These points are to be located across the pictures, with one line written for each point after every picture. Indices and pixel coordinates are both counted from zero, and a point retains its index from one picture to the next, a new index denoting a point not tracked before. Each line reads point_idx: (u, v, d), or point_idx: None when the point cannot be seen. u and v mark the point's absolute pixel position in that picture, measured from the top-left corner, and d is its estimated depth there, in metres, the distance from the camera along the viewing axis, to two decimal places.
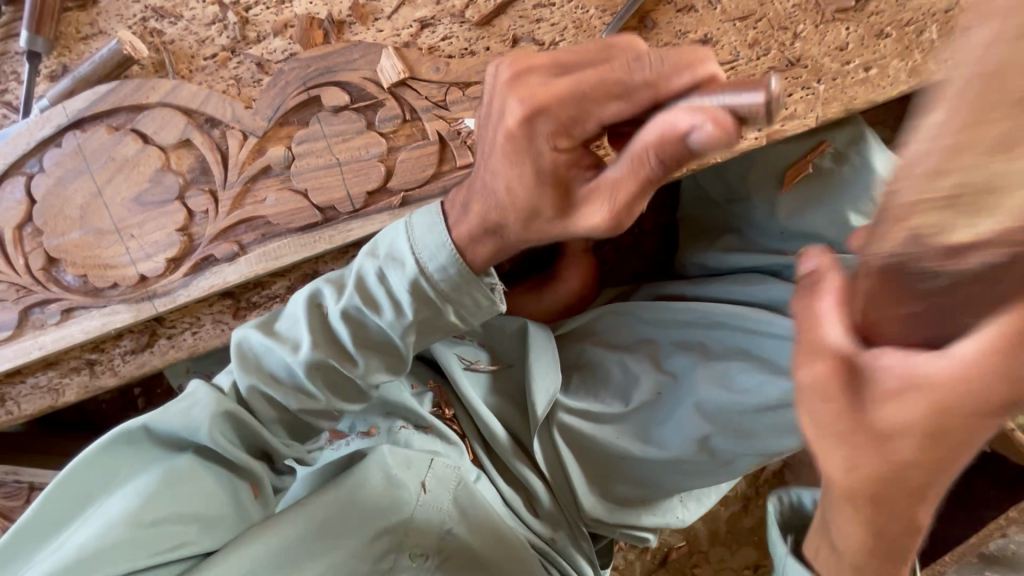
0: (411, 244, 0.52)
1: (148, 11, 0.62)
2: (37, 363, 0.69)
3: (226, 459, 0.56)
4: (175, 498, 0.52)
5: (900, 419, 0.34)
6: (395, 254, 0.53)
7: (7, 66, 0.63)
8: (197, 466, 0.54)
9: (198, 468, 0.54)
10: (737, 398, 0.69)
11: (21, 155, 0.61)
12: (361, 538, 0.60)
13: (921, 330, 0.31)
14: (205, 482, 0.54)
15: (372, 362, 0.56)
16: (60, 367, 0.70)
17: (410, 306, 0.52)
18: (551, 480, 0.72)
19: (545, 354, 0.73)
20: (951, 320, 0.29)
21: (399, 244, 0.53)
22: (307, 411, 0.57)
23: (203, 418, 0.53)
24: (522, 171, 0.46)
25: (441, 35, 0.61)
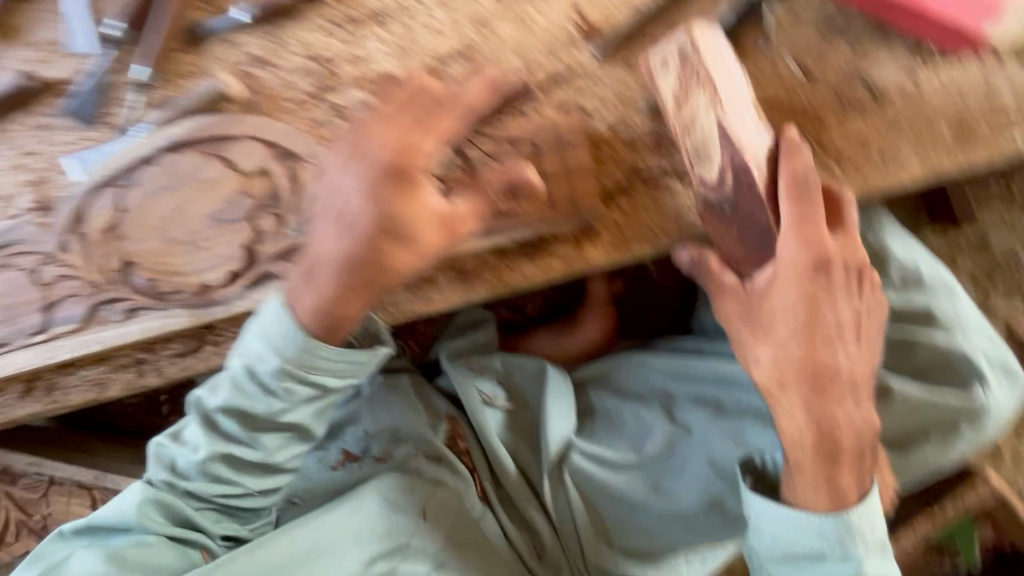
0: (267, 333, 0.61)
1: (245, 58, 0.70)
2: (90, 357, 0.74)
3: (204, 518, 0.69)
4: (159, 548, 0.66)
5: (767, 312, 0.61)
6: (256, 348, 0.62)
7: (114, 93, 0.70)
8: (170, 522, 0.67)
9: (174, 522, 0.67)
10: (750, 458, 0.68)
11: (117, 168, 0.69)
12: (362, 558, 0.69)
13: (748, 250, 0.62)
14: (173, 538, 0.67)
15: (269, 440, 0.65)
16: (111, 363, 0.74)
17: (293, 393, 0.63)
18: (557, 522, 0.76)
19: (561, 398, 0.80)
20: (759, 240, 0.60)
21: (262, 335, 0.62)
22: (254, 473, 0.67)
23: (143, 499, 0.65)
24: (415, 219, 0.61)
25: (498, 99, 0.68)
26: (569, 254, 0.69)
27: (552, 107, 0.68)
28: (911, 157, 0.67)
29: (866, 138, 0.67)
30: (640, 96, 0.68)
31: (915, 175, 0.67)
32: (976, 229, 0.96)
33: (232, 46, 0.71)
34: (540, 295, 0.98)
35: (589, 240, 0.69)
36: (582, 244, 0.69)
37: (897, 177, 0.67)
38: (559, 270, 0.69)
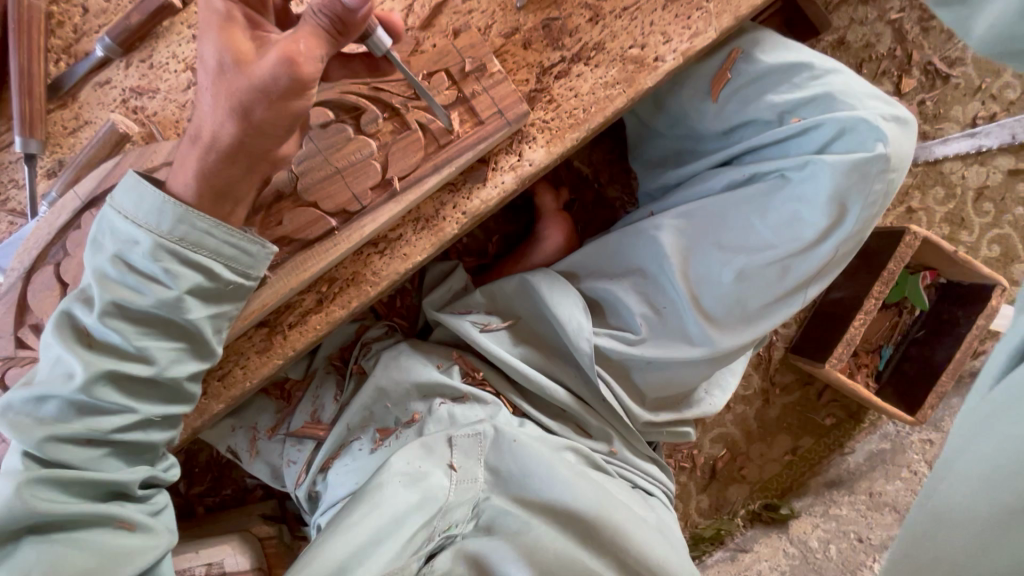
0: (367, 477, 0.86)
1: (127, 93, 0.70)
2: None
3: (190, 396, 0.63)
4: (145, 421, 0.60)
5: None
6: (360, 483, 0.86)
7: (5, 175, 0.70)
8: (159, 404, 0.60)
9: (163, 402, 0.61)
10: (712, 287, 0.85)
11: (45, 245, 0.65)
12: (424, 364, 0.93)
13: None
14: (166, 408, 0.61)
15: (441, 387, 0.91)
16: None
17: (425, 373, 0.91)
18: (541, 351, 0.95)
19: (549, 289, 0.93)
20: None
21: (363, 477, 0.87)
22: (423, 387, 0.91)
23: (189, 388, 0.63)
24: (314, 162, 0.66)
25: None
26: (513, 163, 0.73)
27: (444, 35, 0.71)
28: None
29: None
30: None
31: None
32: (832, 35, 1.15)
33: (106, 84, 0.70)
34: (497, 235, 1.13)
35: (525, 143, 0.73)
36: (520, 149, 0.73)
37: None
38: (510, 178, 0.73)
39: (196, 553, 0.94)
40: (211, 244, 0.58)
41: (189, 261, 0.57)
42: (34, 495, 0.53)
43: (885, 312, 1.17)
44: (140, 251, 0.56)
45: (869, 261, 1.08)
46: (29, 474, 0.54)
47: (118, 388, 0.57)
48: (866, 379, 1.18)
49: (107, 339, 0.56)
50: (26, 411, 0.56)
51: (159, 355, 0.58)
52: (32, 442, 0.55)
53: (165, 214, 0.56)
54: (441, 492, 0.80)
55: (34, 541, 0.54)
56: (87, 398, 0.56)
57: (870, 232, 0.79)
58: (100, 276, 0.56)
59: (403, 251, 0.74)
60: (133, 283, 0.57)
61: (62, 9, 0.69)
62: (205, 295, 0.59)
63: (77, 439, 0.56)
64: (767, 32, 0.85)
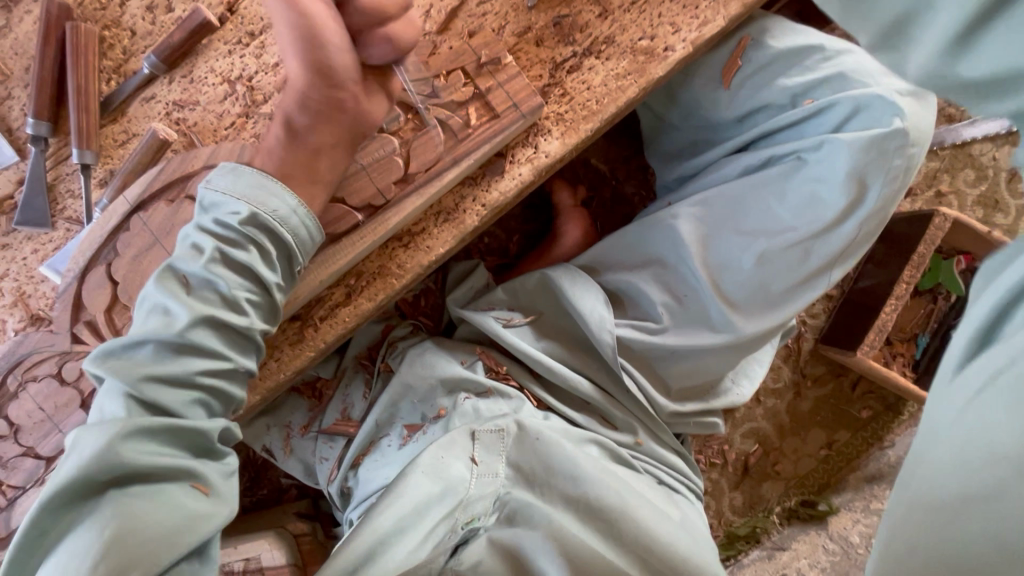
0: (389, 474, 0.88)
1: (170, 106, 0.76)
2: None
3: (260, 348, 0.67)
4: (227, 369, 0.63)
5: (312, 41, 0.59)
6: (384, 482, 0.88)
7: (63, 187, 0.76)
8: (239, 352, 0.64)
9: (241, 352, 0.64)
10: (732, 273, 0.85)
11: (98, 247, 0.71)
12: (448, 360, 0.95)
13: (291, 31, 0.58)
14: (243, 357, 0.65)
15: (465, 381, 0.93)
16: None
17: (450, 368, 0.94)
18: (564, 344, 0.96)
19: (568, 282, 0.94)
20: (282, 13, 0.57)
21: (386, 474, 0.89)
22: (448, 381, 0.93)
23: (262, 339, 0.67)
24: (344, 162, 0.70)
25: None
26: (530, 155, 0.76)
27: (460, 37, 0.74)
28: None
29: None
30: None
31: None
32: None
33: (151, 100, 0.76)
34: (517, 234, 1.15)
35: (541, 135, 0.76)
36: (536, 141, 0.76)
37: None
38: (527, 170, 0.76)
39: (235, 549, 0.97)
40: (293, 215, 0.64)
41: (271, 222, 0.63)
42: (128, 432, 0.56)
43: (919, 299, 1.14)
44: (233, 216, 0.62)
45: (898, 246, 1.06)
46: (123, 422, 0.56)
47: (214, 334, 0.62)
48: (902, 368, 1.14)
49: (201, 288, 0.61)
50: (121, 355, 0.60)
51: (249, 309, 0.63)
52: (134, 379, 0.58)
53: (254, 183, 0.64)
54: (461, 484, 0.81)
55: (124, 482, 0.56)
56: (184, 340, 0.59)
57: (893, 210, 0.78)
58: (200, 234, 0.63)
59: (426, 243, 0.77)
60: (227, 241, 0.62)
61: (113, 33, 0.75)
62: (282, 260, 0.65)
63: (173, 381, 0.59)
64: (776, 19, 0.85)
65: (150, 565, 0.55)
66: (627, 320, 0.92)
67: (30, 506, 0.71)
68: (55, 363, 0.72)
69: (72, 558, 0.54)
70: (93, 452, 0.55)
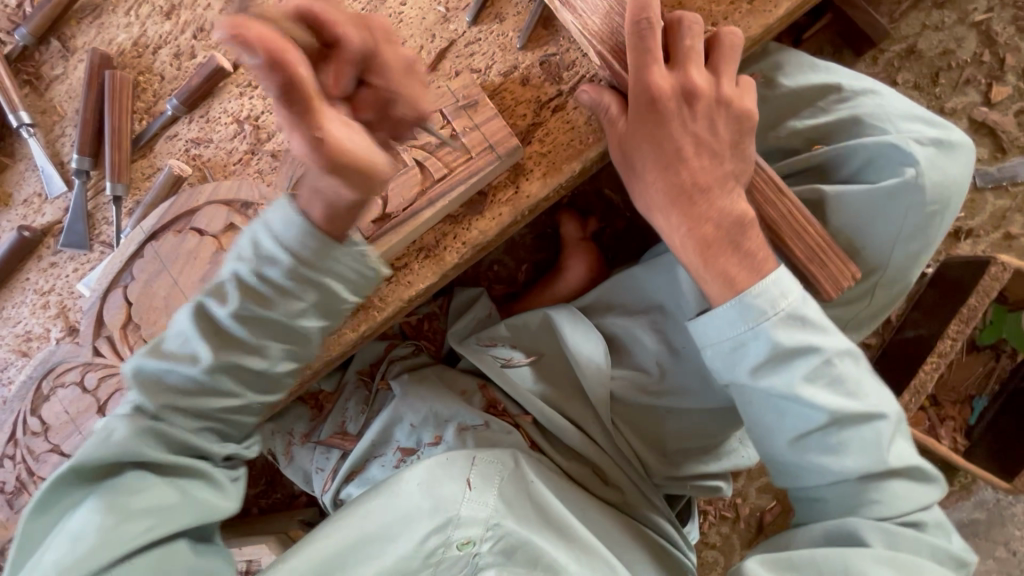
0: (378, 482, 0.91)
1: (189, 143, 0.83)
2: None
3: (274, 386, 0.67)
4: (238, 395, 0.65)
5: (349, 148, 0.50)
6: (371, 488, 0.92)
7: (99, 215, 0.85)
8: (252, 387, 0.66)
9: (257, 386, 0.66)
10: None
11: (118, 271, 0.79)
12: (448, 390, 0.97)
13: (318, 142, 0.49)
14: (254, 393, 0.66)
15: (459, 412, 0.93)
16: None
17: (446, 400, 0.95)
18: (559, 388, 0.94)
19: (571, 326, 0.93)
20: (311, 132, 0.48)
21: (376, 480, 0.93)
22: (441, 411, 0.94)
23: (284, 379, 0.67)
24: None
25: None
26: (512, 195, 0.75)
27: (448, 77, 0.76)
28: None
29: None
30: (513, 35, 0.76)
31: (786, 2, 0.72)
32: (900, 44, 1.04)
33: (174, 137, 0.84)
34: (526, 263, 1.14)
35: (523, 177, 0.75)
36: (519, 182, 0.75)
37: (771, 11, 0.72)
38: (509, 211, 0.76)
39: (240, 549, 1.05)
40: (317, 251, 0.60)
41: (312, 281, 0.62)
42: (136, 444, 0.62)
43: (977, 355, 1.01)
44: (277, 268, 0.61)
45: (948, 295, 0.94)
46: (138, 424, 0.62)
47: (233, 377, 0.64)
48: (952, 434, 1.02)
49: (229, 334, 0.63)
50: (154, 374, 0.63)
51: (275, 352, 0.65)
52: (157, 400, 0.63)
53: (308, 236, 0.60)
54: (453, 503, 0.78)
55: (137, 475, 0.62)
56: (207, 380, 0.63)
57: (912, 273, 0.74)
58: (238, 281, 0.62)
59: (408, 279, 0.78)
60: (268, 294, 0.62)
61: (146, 78, 0.84)
62: (322, 310, 0.64)
63: (188, 408, 0.63)
64: (783, 56, 0.79)
65: (127, 539, 0.59)
66: (626, 372, 0.90)
67: None
68: (79, 372, 0.81)
69: (78, 534, 0.59)
70: (113, 442, 0.62)
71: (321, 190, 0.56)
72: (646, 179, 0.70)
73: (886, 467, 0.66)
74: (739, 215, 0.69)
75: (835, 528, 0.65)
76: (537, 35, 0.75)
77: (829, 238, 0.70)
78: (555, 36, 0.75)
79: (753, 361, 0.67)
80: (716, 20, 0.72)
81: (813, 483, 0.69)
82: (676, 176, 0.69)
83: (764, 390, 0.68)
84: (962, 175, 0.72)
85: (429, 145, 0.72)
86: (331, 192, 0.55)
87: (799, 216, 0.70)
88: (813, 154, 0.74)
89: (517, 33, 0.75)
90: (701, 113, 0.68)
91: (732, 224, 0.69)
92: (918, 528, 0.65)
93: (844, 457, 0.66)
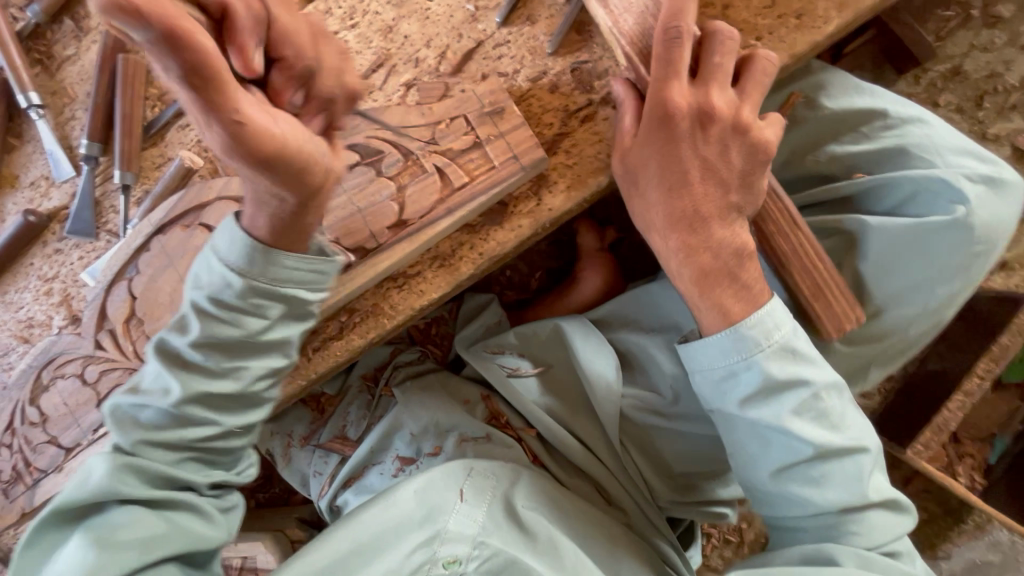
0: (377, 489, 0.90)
1: (201, 134, 0.80)
2: None
3: (251, 405, 0.66)
4: (213, 424, 0.64)
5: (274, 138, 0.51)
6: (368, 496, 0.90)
7: (106, 203, 0.83)
8: (228, 415, 0.65)
9: (234, 413, 0.65)
10: None
11: (122, 263, 0.77)
12: (451, 398, 0.95)
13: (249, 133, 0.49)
14: (232, 417, 0.65)
15: (461, 422, 0.91)
16: None
17: (450, 409, 0.93)
18: (566, 402, 0.91)
19: (582, 340, 0.90)
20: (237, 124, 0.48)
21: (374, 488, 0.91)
22: (444, 420, 0.92)
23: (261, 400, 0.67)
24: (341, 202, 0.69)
25: (410, 81, 0.73)
26: (532, 208, 0.72)
27: (473, 80, 0.72)
28: (828, 4, 0.68)
29: (773, 4, 0.68)
30: (544, 40, 0.72)
31: (836, 19, 0.67)
32: (945, 64, 0.99)
33: (186, 127, 0.81)
34: (540, 270, 1.11)
35: (546, 188, 0.72)
36: (540, 193, 0.72)
37: (819, 28, 0.68)
38: (528, 223, 0.72)
39: (235, 546, 1.05)
40: (266, 265, 0.60)
41: (282, 296, 0.62)
42: (117, 479, 0.59)
43: (1003, 394, 0.98)
44: (230, 291, 0.61)
45: (978, 331, 0.91)
46: (114, 463, 0.60)
47: (204, 403, 0.63)
48: (971, 472, 0.98)
49: (197, 361, 0.62)
50: (129, 413, 0.63)
51: (248, 372, 0.64)
52: (131, 441, 0.62)
53: (252, 252, 0.60)
54: (442, 516, 0.76)
55: (121, 509, 0.59)
56: (180, 411, 0.62)
57: (948, 311, 0.71)
58: (196, 308, 0.62)
59: (420, 287, 0.75)
60: (229, 318, 0.61)
61: None
62: (292, 315, 0.64)
63: (164, 443, 0.62)
64: (829, 77, 0.76)
65: (120, 564, 0.57)
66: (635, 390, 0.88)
67: (48, 489, 0.78)
68: (79, 364, 0.79)
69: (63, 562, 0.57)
70: (94, 482, 0.59)
71: (264, 202, 0.58)
72: (648, 200, 0.67)
73: (866, 499, 0.65)
74: (739, 247, 0.67)
75: (811, 552, 0.64)
76: (572, 41, 0.72)
77: (838, 277, 0.69)
78: (589, 43, 0.71)
79: (744, 394, 0.66)
80: (759, 34, 0.68)
81: (797, 515, 0.68)
82: (680, 202, 0.66)
83: (756, 421, 0.66)
84: (1012, 214, 0.68)
85: (450, 151, 0.69)
86: (272, 201, 0.57)
87: (809, 250, 0.68)
88: (856, 183, 0.71)
89: (550, 36, 0.72)
90: (717, 137, 0.65)
91: (739, 261, 0.67)
92: (893, 559, 0.64)
93: (825, 491, 0.65)
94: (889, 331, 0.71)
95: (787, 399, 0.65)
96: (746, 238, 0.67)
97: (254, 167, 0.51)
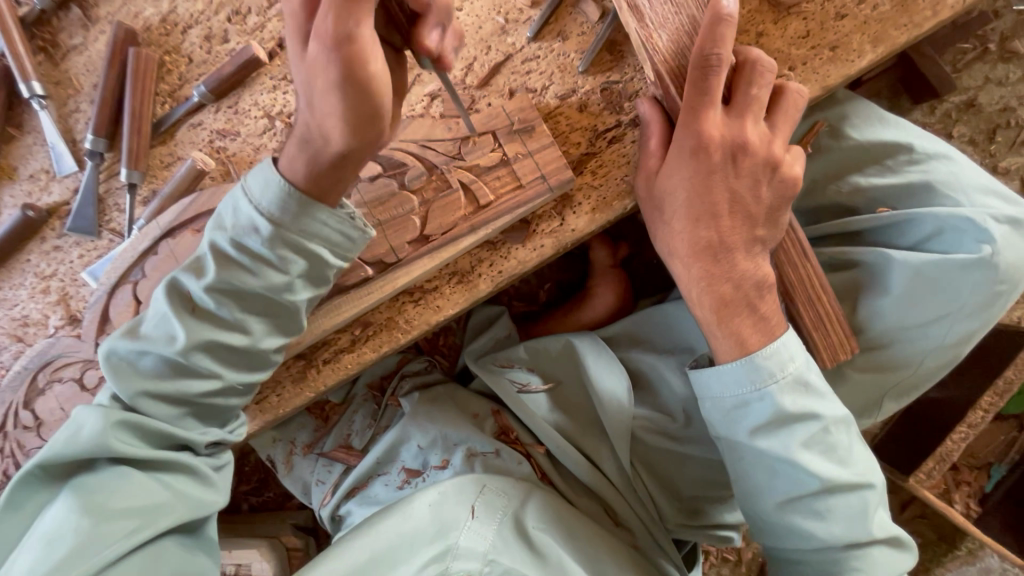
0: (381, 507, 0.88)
1: (214, 134, 0.78)
2: None
3: (260, 363, 0.64)
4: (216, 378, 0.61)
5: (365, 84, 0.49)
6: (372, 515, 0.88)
7: (111, 201, 0.80)
8: (235, 371, 0.62)
9: (242, 370, 0.63)
10: None
11: (128, 266, 0.74)
12: (457, 411, 0.93)
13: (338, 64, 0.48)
14: (239, 372, 0.63)
15: (468, 435, 0.90)
16: None
17: (455, 423, 0.91)
18: (574, 419, 0.90)
19: (594, 357, 0.90)
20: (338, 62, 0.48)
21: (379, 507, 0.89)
22: (450, 434, 0.90)
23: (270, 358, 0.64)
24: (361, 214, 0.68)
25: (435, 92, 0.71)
26: (555, 227, 0.71)
27: (500, 95, 0.71)
28: (862, 38, 0.67)
29: (808, 34, 0.68)
30: (576, 58, 0.71)
31: (870, 53, 0.67)
32: (959, 96, 1.00)
33: (198, 126, 0.78)
34: (549, 282, 1.10)
35: (570, 208, 0.71)
36: (564, 214, 0.71)
37: (853, 61, 0.67)
38: (550, 243, 0.71)
39: (229, 553, 1.02)
40: (293, 212, 0.57)
41: (300, 249, 0.59)
42: (109, 436, 0.57)
43: (1000, 424, 1.00)
44: (258, 237, 0.58)
45: (981, 362, 0.92)
46: (109, 416, 0.58)
47: (210, 355, 0.60)
48: (966, 499, 1.00)
49: (209, 310, 0.60)
50: (126, 359, 0.60)
51: (257, 329, 0.61)
52: (129, 390, 0.59)
53: (287, 199, 0.57)
54: (450, 531, 0.75)
55: (111, 470, 0.58)
56: (183, 360, 0.59)
57: (966, 346, 0.71)
58: (216, 249, 0.59)
59: (437, 303, 0.74)
60: (249, 265, 0.59)
61: (172, 59, 0.78)
62: (310, 277, 0.61)
63: (166, 396, 0.60)
64: (856, 107, 0.76)
65: (103, 543, 0.55)
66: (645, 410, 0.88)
67: None
68: (78, 369, 0.76)
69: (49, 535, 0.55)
70: (85, 437, 0.57)
71: (310, 139, 0.55)
72: (671, 228, 0.66)
73: (870, 535, 0.66)
74: (761, 278, 0.67)
75: None
76: (603, 60, 0.71)
77: (838, 310, 0.70)
78: (620, 63, 0.70)
79: (754, 422, 0.65)
80: (793, 64, 0.68)
81: (798, 551, 0.67)
82: (705, 231, 0.65)
83: (770, 454, 0.65)
84: None
85: (476, 168, 0.68)
86: (319, 136, 0.54)
87: (814, 283, 0.69)
88: (879, 216, 0.72)
89: (580, 54, 0.71)
90: (746, 170, 0.65)
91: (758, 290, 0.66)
92: None
93: (830, 525, 0.65)
94: (905, 364, 0.71)
95: (797, 433, 0.65)
96: (767, 271, 0.67)
97: (332, 85, 0.48)
